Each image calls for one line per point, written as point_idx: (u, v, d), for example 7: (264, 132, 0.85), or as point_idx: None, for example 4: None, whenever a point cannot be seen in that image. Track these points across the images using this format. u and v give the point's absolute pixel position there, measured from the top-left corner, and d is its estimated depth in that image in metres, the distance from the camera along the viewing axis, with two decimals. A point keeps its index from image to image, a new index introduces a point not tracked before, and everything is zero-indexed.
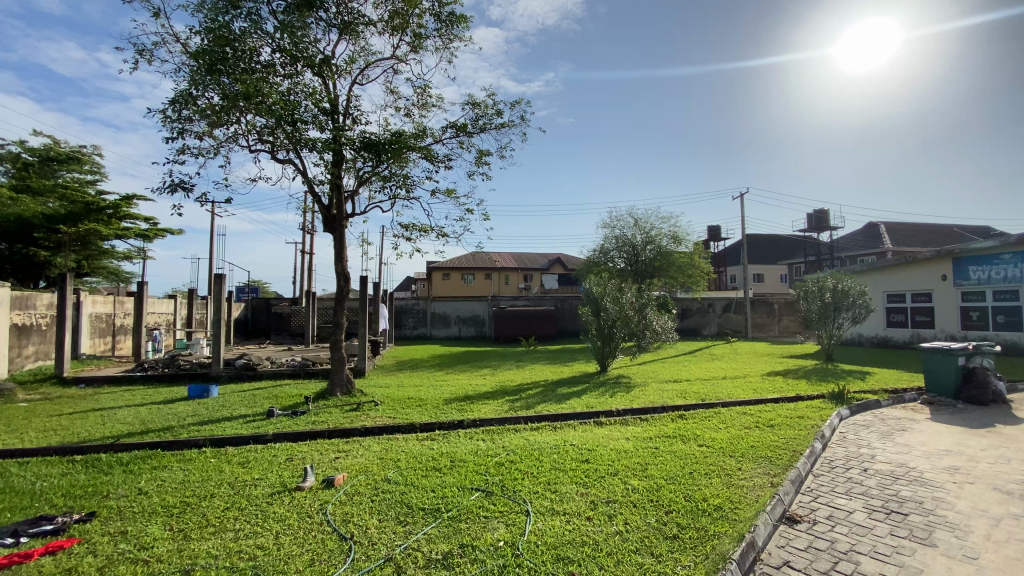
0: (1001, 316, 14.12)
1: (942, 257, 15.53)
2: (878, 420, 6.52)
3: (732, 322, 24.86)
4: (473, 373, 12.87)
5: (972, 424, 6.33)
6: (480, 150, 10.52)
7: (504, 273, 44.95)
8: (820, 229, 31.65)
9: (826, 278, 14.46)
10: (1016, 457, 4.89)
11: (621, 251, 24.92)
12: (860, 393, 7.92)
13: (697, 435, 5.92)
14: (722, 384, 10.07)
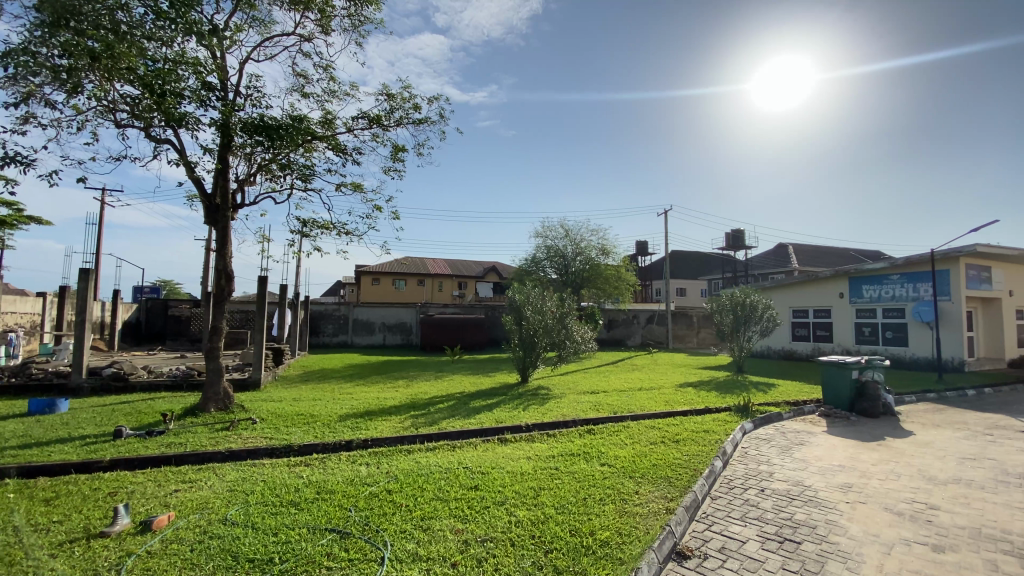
0: (890, 331, 15.31)
1: (839, 276, 16.69)
2: (778, 434, 6.50)
3: (655, 333, 25.76)
4: (385, 384, 11.97)
5: (864, 437, 6.46)
6: (394, 145, 9.72)
7: (436, 279, 43.85)
8: (737, 248, 33.59)
9: (737, 292, 15.01)
10: (904, 472, 4.90)
11: (552, 260, 24.91)
12: (764, 405, 7.99)
13: (600, 453, 5.52)
14: (636, 395, 9.93)
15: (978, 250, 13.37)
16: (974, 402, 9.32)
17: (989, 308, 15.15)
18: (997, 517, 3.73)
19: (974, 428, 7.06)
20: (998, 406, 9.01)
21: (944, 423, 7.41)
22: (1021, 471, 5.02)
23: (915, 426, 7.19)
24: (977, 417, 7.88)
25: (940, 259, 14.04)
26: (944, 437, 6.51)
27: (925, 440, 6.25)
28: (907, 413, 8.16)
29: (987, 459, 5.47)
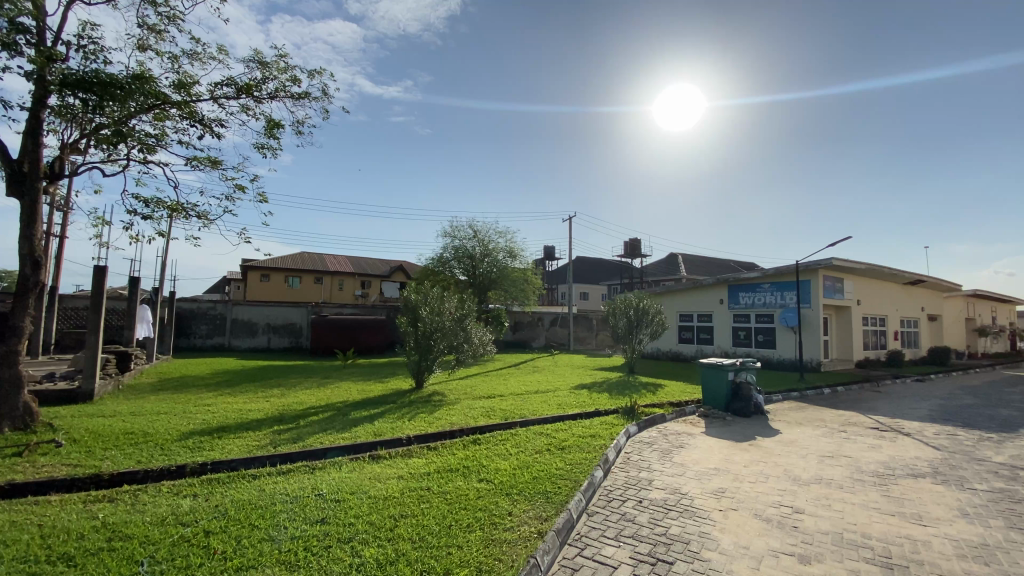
0: (761, 335, 16.78)
1: (720, 283, 18.00)
2: (660, 437, 6.52)
3: (557, 335, 26.24)
4: (256, 393, 10.57)
5: (737, 437, 6.69)
6: (269, 121, 8.62)
7: (336, 277, 41.12)
8: (634, 255, 35.39)
9: (631, 296, 15.55)
10: (772, 473, 5.04)
11: (459, 260, 23.88)
12: (650, 407, 8.10)
13: (479, 466, 5.05)
14: (531, 398, 9.66)
15: (833, 263, 15.06)
16: (828, 400, 10.31)
17: (840, 315, 17.21)
18: (854, 520, 3.85)
19: (830, 425, 7.67)
20: (847, 403, 10.03)
21: (806, 421, 8.00)
22: (869, 467, 5.41)
23: (782, 425, 7.66)
24: (831, 414, 8.63)
25: (803, 270, 15.64)
26: (806, 435, 6.96)
27: (791, 439, 6.61)
28: (775, 412, 8.73)
29: (842, 456, 5.86)
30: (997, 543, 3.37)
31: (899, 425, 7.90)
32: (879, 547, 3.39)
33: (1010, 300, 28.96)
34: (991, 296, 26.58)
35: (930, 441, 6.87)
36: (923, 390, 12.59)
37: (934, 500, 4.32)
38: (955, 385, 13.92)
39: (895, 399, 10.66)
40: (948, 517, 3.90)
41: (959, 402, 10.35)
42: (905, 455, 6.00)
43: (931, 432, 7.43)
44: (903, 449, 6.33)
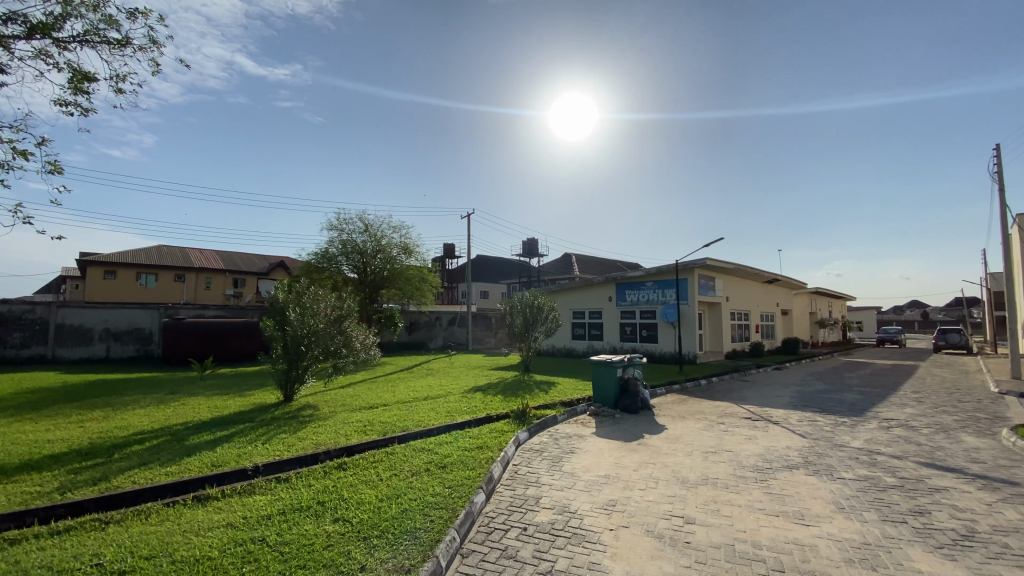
0: (645, 330, 17.58)
1: (609, 282, 18.57)
2: (551, 442, 6.08)
3: (455, 335, 25.47)
4: (68, 417, 8.42)
5: (627, 435, 6.50)
6: (75, 71, 6.83)
7: (203, 275, 36.26)
8: (532, 255, 35.73)
9: (526, 294, 15.27)
10: (661, 476, 4.80)
11: (348, 256, 21.64)
12: (541, 409, 7.71)
13: (338, 503, 4.10)
14: (419, 405, 8.79)
15: (707, 263, 16.22)
16: (706, 392, 10.83)
17: (713, 312, 18.67)
18: (743, 526, 3.64)
19: (710, 418, 7.88)
20: (722, 394, 10.59)
21: (688, 415, 8.15)
22: (749, 461, 5.44)
23: (667, 420, 7.68)
24: (710, 406, 8.96)
25: (683, 270, 16.63)
26: (690, 429, 7.01)
27: (677, 435, 6.57)
28: (660, 406, 8.85)
29: (724, 451, 5.88)
30: (876, 541, 3.34)
31: (768, 414, 8.38)
32: (772, 558, 3.16)
33: (840, 297, 34.06)
34: (827, 293, 30.96)
35: (794, 428, 7.32)
36: (782, 377, 13.93)
37: (812, 495, 4.33)
38: (805, 372, 15.69)
39: (761, 388, 11.54)
40: (826, 513, 3.88)
41: (812, 388, 11.49)
42: (777, 444, 6.22)
43: (795, 419, 7.93)
44: (775, 438, 6.58)
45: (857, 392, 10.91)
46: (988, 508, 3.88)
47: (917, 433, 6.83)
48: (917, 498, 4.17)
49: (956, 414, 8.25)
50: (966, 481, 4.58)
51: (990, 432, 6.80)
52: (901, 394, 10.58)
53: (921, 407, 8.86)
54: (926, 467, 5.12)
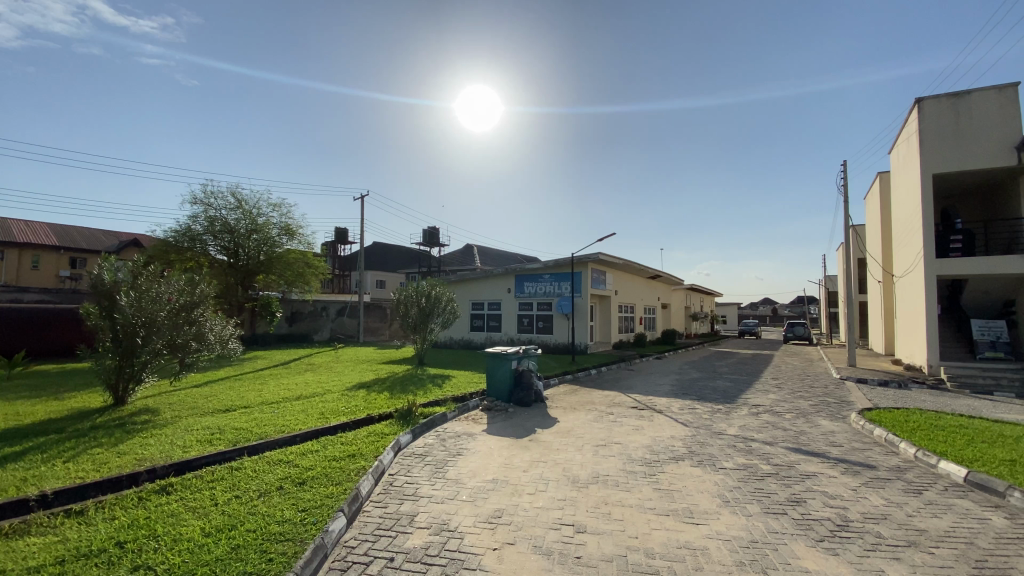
0: (540, 321, 17.68)
1: (508, 273, 18.37)
2: (436, 444, 5.47)
3: (344, 326, 23.64)
4: None
5: (518, 431, 6.11)
6: None
7: (27, 252, 29.91)
8: (432, 245, 34.64)
9: (422, 283, 14.40)
10: (551, 476, 4.44)
11: (216, 236, 18.93)
12: (428, 407, 7.07)
13: (145, 545, 3.12)
14: (289, 406, 7.67)
15: (600, 257, 16.66)
16: (596, 382, 10.95)
17: (603, 304, 19.34)
18: (635, 532, 3.35)
19: (600, 408, 7.82)
20: (612, 384, 10.77)
21: (579, 406, 8.02)
22: (637, 453, 5.30)
23: (559, 412, 7.46)
24: (599, 396, 8.96)
25: (577, 262, 16.92)
26: (581, 421, 6.81)
27: (568, 428, 6.30)
28: (552, 398, 8.65)
29: (614, 443, 5.62)
30: (763, 538, 3.25)
31: (653, 401, 8.55)
32: (666, 569, 2.88)
33: (710, 292, 37.69)
34: (700, 288, 34.05)
35: (678, 415, 7.41)
36: (664, 367, 14.75)
37: (700, 488, 4.22)
38: (683, 361, 16.84)
39: (645, 377, 11.99)
40: (714, 509, 3.76)
41: (689, 377, 12.18)
42: (665, 434, 6.14)
43: (678, 406, 8.19)
44: (660, 428, 6.45)
45: (727, 379, 11.77)
46: (853, 495, 4.08)
47: (781, 418, 7.34)
48: (793, 487, 4.27)
49: (809, 399, 9.14)
50: (829, 467, 4.86)
51: (837, 417, 7.56)
52: (763, 380, 11.62)
53: (780, 393, 9.71)
54: (794, 453, 5.39)
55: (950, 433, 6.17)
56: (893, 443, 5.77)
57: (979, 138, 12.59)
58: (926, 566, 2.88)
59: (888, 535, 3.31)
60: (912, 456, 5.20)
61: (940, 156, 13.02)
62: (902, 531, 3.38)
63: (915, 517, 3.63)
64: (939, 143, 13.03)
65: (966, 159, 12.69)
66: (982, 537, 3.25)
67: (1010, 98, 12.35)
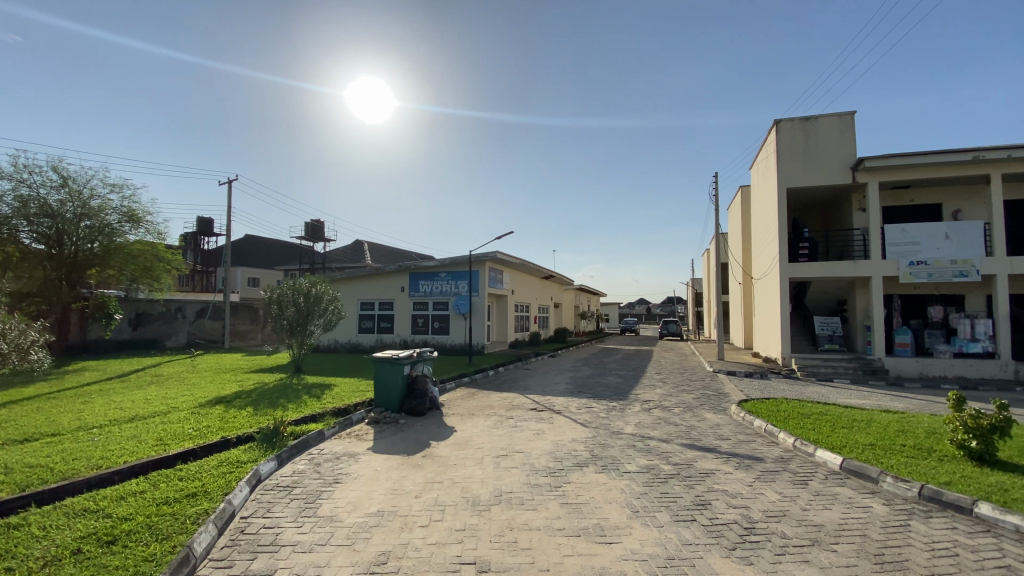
0: (436, 322, 16.94)
1: (401, 271, 17.33)
2: (308, 471, 4.59)
3: (205, 331, 20.63)
4: None
5: (409, 446, 5.42)
6: None
7: None
8: (316, 239, 31.91)
9: (301, 279, 12.85)
10: (448, 499, 3.85)
11: (31, 220, 15.22)
12: (302, 424, 6.07)
13: None
14: (116, 432, 6.13)
15: (497, 256, 16.40)
16: (492, 384, 10.51)
17: (499, 303, 19.12)
18: (546, 563, 2.91)
19: (499, 412, 7.36)
20: (509, 385, 10.41)
21: (477, 411, 7.49)
22: (540, 460, 4.91)
23: (456, 420, 6.86)
24: (497, 399, 8.51)
25: (474, 261, 16.48)
26: (479, 429, 6.26)
27: (465, 439, 5.72)
28: (447, 404, 8.01)
29: (515, 452, 5.15)
30: (679, 553, 3.00)
31: (550, 401, 8.29)
32: None
33: (597, 292, 39.64)
34: (588, 288, 35.59)
35: (576, 415, 7.18)
36: (558, 365, 14.84)
37: (607, 497, 3.91)
38: (575, 359, 17.18)
39: (541, 376, 11.84)
40: (625, 522, 3.45)
41: (582, 375, 12.28)
42: (567, 436, 5.81)
43: (575, 405, 8.03)
44: (561, 431, 6.11)
45: (617, 376, 12.07)
46: (752, 492, 4.06)
47: (672, 412, 7.50)
48: (697, 488, 4.16)
49: (692, 392, 9.60)
50: (724, 463, 4.87)
51: (720, 409, 7.93)
52: (649, 375, 12.11)
53: (667, 387, 10.10)
54: (690, 449, 5.38)
55: (816, 421, 6.72)
56: (773, 433, 6.10)
57: (823, 158, 14.51)
58: (835, 568, 2.84)
59: (792, 534, 3.26)
60: (791, 446, 5.51)
61: (793, 172, 14.75)
62: (803, 528, 3.37)
63: (810, 511, 3.68)
64: (793, 161, 14.77)
65: (814, 177, 14.56)
66: (871, 530, 3.34)
67: (846, 126, 14.38)
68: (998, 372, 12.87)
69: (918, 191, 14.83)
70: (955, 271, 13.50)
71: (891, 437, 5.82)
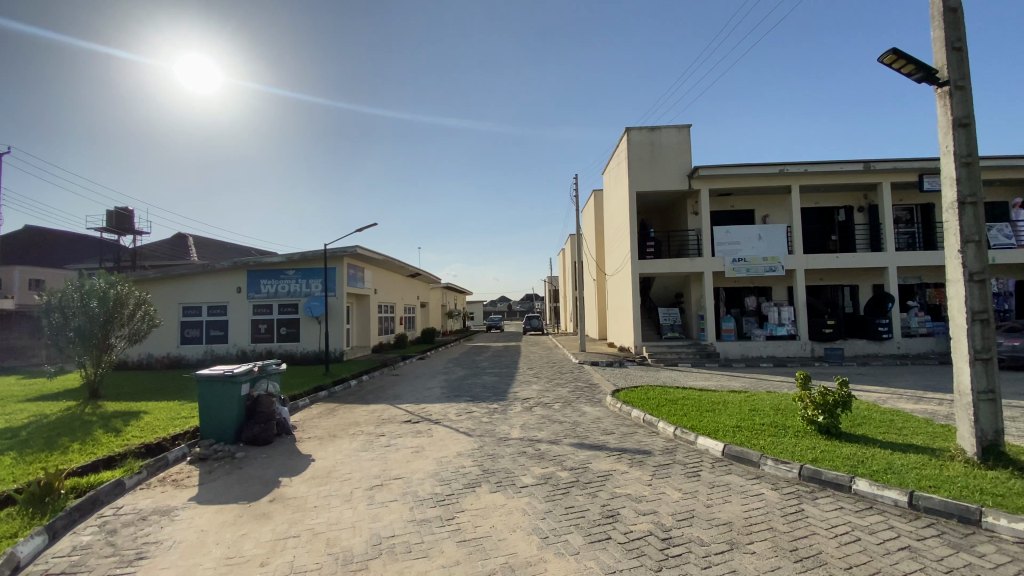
0: (284, 327, 14.83)
1: (238, 268, 14.80)
2: (93, 549, 3.19)
3: None
4: None
5: (252, 489, 4.22)
6: None
7: None
8: (122, 231, 26.12)
9: (94, 278, 10.00)
10: (309, 562, 2.90)
11: None
12: (89, 474, 4.43)
13: None
14: None
15: (357, 252, 14.90)
16: (356, 395, 9.27)
17: (360, 304, 17.50)
18: None
19: (366, 430, 6.32)
20: (374, 394, 9.28)
21: (339, 431, 6.35)
22: (423, 486, 4.13)
23: (313, 446, 5.68)
24: (363, 414, 7.41)
25: (330, 257, 14.77)
26: (343, 455, 5.22)
27: (327, 470, 4.67)
28: (300, 426, 6.70)
29: (392, 480, 4.29)
30: None
31: (425, 410, 7.45)
32: None
33: (462, 291, 39.27)
34: (453, 287, 35.01)
35: (456, 423, 6.48)
36: (428, 367, 13.98)
37: (510, 524, 3.33)
38: (445, 359, 16.44)
39: (411, 382, 10.88)
40: (537, 555, 2.90)
41: (455, 376, 11.60)
42: (449, 451, 5.10)
43: (452, 411, 7.32)
44: (442, 445, 5.37)
45: (492, 375, 11.64)
46: (655, 493, 3.83)
47: (552, 409, 7.23)
48: (599, 495, 3.80)
49: (566, 385, 9.57)
50: (617, 461, 4.63)
51: (597, 399, 7.91)
52: (523, 372, 11.92)
53: (541, 381, 9.95)
54: (582, 448, 5.07)
55: (683, 406, 6.93)
56: (650, 423, 6.02)
57: (667, 165, 15.86)
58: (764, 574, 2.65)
59: (710, 540, 3.04)
60: (671, 434, 5.48)
61: (643, 177, 15.87)
62: (716, 530, 3.18)
63: (714, 507, 3.54)
64: (642, 166, 15.91)
65: (659, 182, 15.85)
66: (776, 521, 3.30)
67: (684, 137, 15.86)
68: (798, 351, 15.45)
69: (738, 198, 17.16)
70: (766, 267, 15.83)
71: (750, 417, 6.27)
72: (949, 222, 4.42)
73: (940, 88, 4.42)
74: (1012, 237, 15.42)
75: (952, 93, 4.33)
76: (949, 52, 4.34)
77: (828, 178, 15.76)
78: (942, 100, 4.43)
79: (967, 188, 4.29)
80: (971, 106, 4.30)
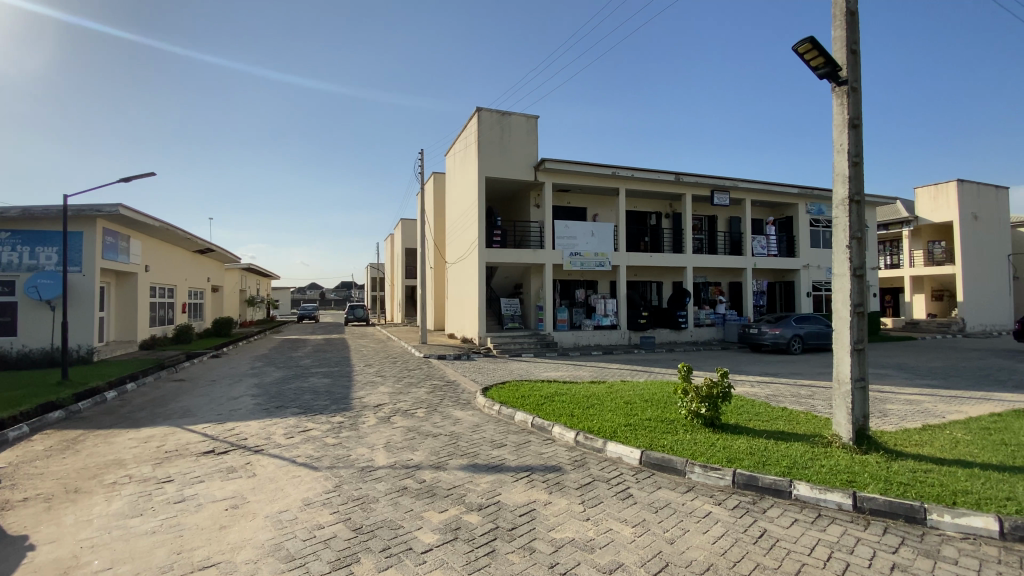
0: None
1: None
2: None
3: None
4: None
5: None
6: None
7: None
8: None
9: None
10: None
11: None
12: None
13: None
14: None
15: (120, 213, 10.93)
16: (116, 415, 6.40)
17: (120, 284, 13.06)
18: None
19: (139, 475, 4.11)
20: (149, 412, 6.56)
21: (86, 481, 3.99)
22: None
23: (32, 516, 3.35)
24: (131, 446, 4.96)
25: (72, 217, 10.55)
26: (96, 530, 3.11)
27: (59, 570, 2.61)
28: (7, 479, 4.06)
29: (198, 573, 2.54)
30: None
31: (236, 433, 5.36)
32: None
33: (267, 274, 33.77)
34: (256, 269, 29.66)
35: (290, 450, 4.69)
36: (229, 368, 10.98)
37: None
38: (250, 357, 13.31)
39: (208, 389, 8.19)
40: None
41: (271, 379, 9.21)
42: (291, 501, 3.44)
43: (279, 431, 5.40)
44: (275, 492, 3.64)
45: (321, 376, 9.55)
46: (601, 533, 2.94)
47: (416, 417, 5.89)
48: (536, 550, 2.75)
49: (419, 384, 8.24)
50: (532, 487, 3.64)
51: (463, 400, 6.84)
52: (360, 370, 10.12)
53: (387, 382, 8.38)
54: (479, 473, 3.96)
55: (563, 403, 6.27)
56: (543, 428, 5.16)
57: (515, 153, 15.52)
58: None
59: None
60: (572, 441, 4.69)
61: (491, 161, 15.24)
62: None
63: (679, 544, 2.82)
64: (490, 150, 15.26)
65: (507, 169, 15.41)
66: (755, 554, 2.71)
67: (531, 128, 15.76)
68: (619, 339, 16.76)
69: (574, 195, 17.88)
70: (597, 262, 16.55)
71: (631, 412, 5.92)
72: (838, 219, 4.55)
73: (837, 87, 4.51)
74: (766, 248, 19.30)
75: (849, 93, 4.43)
76: (848, 54, 4.44)
77: (648, 185, 17.40)
78: (837, 100, 4.53)
79: (856, 187, 4.43)
80: (860, 109, 4.46)
